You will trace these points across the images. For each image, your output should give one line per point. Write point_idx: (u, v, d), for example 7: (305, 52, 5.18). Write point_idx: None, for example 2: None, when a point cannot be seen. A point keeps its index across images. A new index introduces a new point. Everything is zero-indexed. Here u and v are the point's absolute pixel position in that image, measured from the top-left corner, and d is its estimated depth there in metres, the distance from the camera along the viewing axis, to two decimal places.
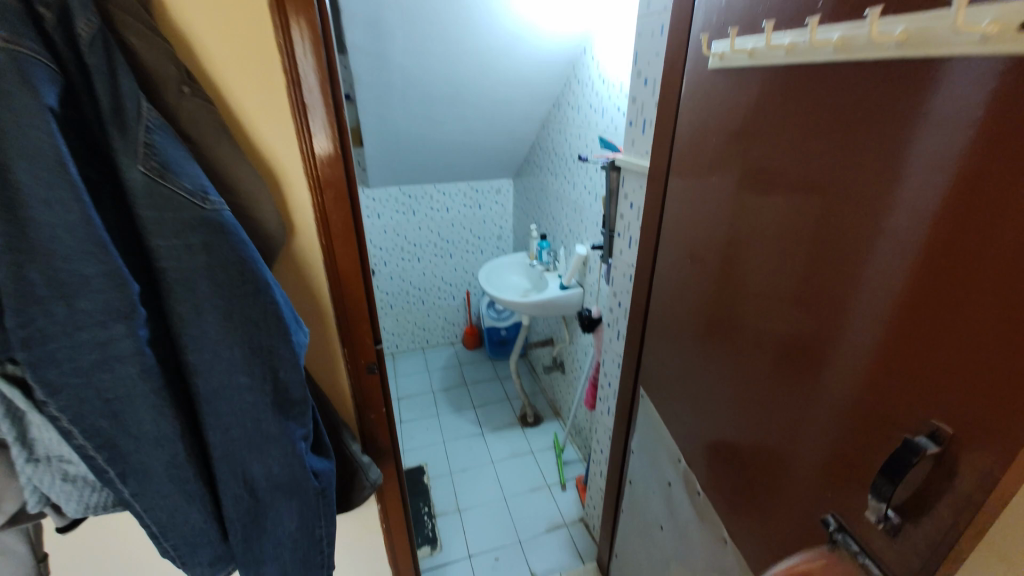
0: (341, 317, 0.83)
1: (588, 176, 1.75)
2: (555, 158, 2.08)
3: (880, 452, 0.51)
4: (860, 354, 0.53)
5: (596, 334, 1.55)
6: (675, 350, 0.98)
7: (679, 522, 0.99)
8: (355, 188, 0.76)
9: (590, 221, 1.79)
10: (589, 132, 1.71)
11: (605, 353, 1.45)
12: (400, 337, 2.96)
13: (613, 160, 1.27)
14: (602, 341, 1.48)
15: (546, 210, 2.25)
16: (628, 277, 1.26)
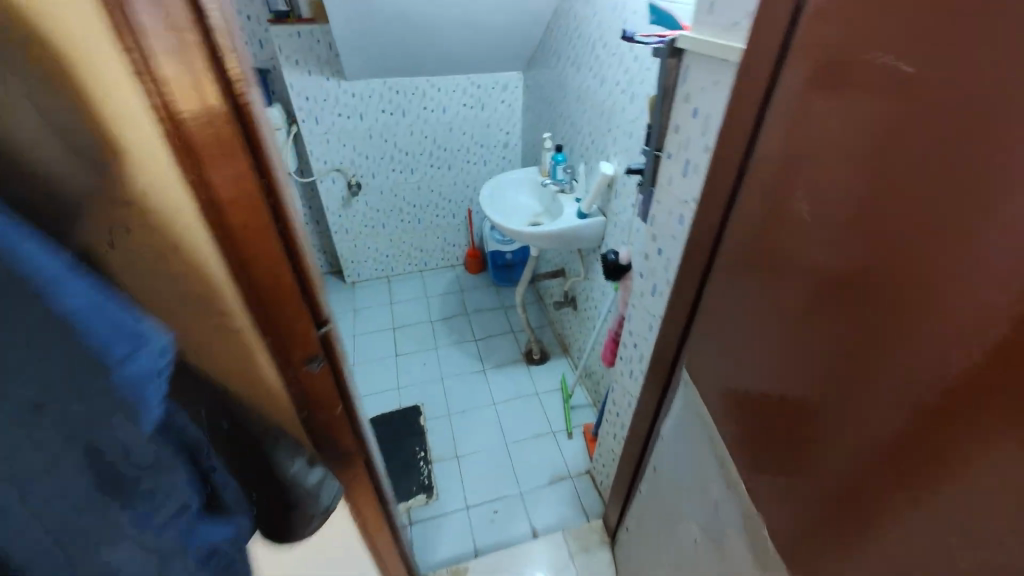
0: (253, 301, 0.53)
1: (625, 68, 1.31)
2: (578, 43, 1.59)
3: (977, 466, 0.35)
4: (975, 318, 0.35)
5: (622, 282, 1.25)
6: (728, 322, 0.71)
7: (720, 548, 0.80)
8: (235, 81, 0.42)
9: (622, 131, 1.38)
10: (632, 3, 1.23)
11: (633, 308, 1.17)
12: (396, 260, 2.68)
13: (672, 40, 0.85)
14: (629, 293, 1.19)
15: (563, 114, 1.81)
16: (679, 219, 0.92)
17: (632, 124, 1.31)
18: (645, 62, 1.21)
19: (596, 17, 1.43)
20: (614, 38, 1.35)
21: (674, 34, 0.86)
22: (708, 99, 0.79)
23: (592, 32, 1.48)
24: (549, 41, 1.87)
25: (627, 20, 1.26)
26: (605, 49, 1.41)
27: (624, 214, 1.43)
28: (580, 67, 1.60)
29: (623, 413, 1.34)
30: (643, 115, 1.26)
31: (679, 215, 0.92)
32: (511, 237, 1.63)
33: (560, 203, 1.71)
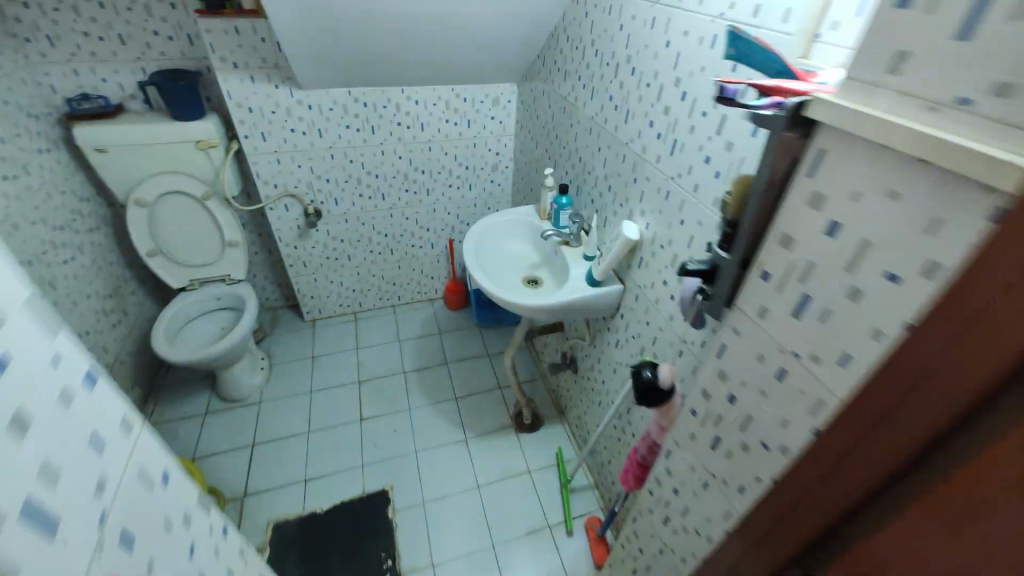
0: None
1: (664, 106, 0.97)
2: (593, 60, 1.24)
3: None
4: None
5: (662, 408, 0.89)
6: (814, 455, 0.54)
7: None
8: None
9: (654, 185, 1.05)
10: (679, 17, 0.89)
11: (676, 445, 0.85)
12: (365, 294, 2.31)
13: (787, 101, 0.51)
14: (673, 426, 0.86)
15: (568, 145, 1.47)
16: (778, 372, 0.59)
17: (672, 182, 0.98)
18: (698, 102, 0.87)
19: (622, 29, 1.09)
20: (649, 62, 1.00)
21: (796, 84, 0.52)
22: (867, 212, 0.46)
23: (614, 50, 1.13)
24: (551, 50, 1.52)
25: (670, 39, 0.92)
26: (633, 74, 1.07)
27: (656, 292, 1.10)
28: (595, 91, 1.25)
29: (650, 559, 1.02)
30: (689, 174, 0.93)
31: (776, 363, 0.59)
32: (504, 306, 1.28)
33: (565, 261, 1.38)
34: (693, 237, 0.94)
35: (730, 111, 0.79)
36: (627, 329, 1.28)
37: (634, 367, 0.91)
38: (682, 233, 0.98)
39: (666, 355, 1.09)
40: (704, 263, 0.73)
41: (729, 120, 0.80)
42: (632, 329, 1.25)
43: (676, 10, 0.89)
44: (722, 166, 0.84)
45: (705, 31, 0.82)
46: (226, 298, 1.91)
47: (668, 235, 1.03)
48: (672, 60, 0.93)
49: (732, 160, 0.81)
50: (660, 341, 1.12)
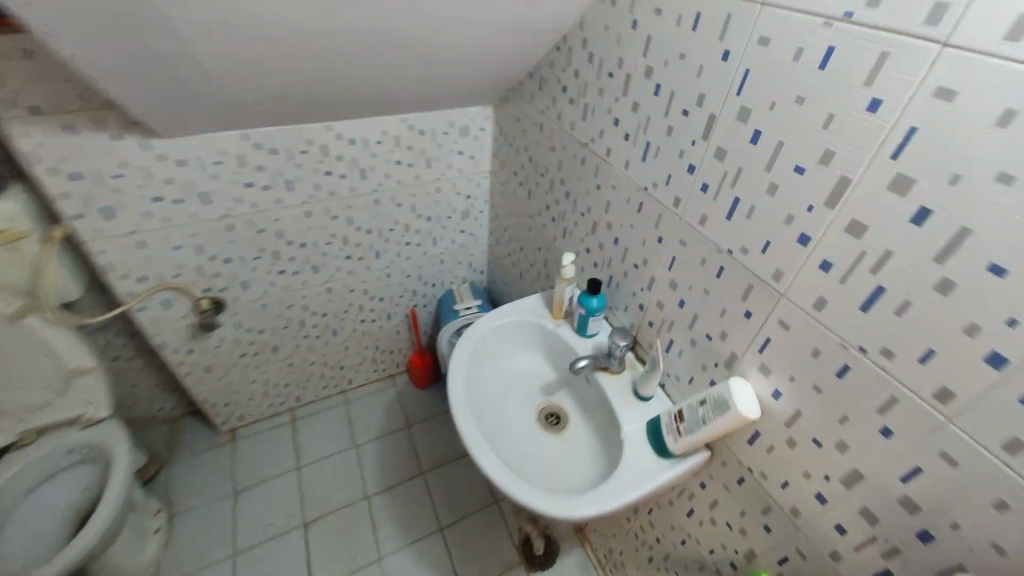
0: None
1: (847, 218, 0.51)
2: (647, 101, 0.75)
3: None
4: None
5: None
6: None
7: None
8: None
9: (805, 343, 0.60)
10: (923, 58, 0.41)
11: None
12: (303, 388, 1.72)
13: None
14: None
15: (594, 216, 0.98)
16: None
17: (859, 354, 0.54)
18: (975, 240, 0.41)
19: (728, 61, 0.59)
20: (806, 133, 0.52)
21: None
22: None
23: (705, 94, 0.64)
24: (551, 68, 1.00)
25: (884, 100, 0.44)
26: (758, 145, 0.58)
27: (797, 500, 0.67)
28: (652, 150, 0.77)
29: None
30: (919, 361, 0.48)
31: None
32: (552, 511, 0.75)
33: (608, 403, 0.91)
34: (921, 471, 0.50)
35: None
36: (718, 506, 0.85)
37: None
38: (886, 451, 0.53)
39: None
40: None
41: None
42: (732, 516, 0.82)
43: (911, 43, 0.41)
44: None
45: None
46: (83, 449, 1.27)
47: (840, 436, 0.58)
48: (885, 140, 0.45)
49: None
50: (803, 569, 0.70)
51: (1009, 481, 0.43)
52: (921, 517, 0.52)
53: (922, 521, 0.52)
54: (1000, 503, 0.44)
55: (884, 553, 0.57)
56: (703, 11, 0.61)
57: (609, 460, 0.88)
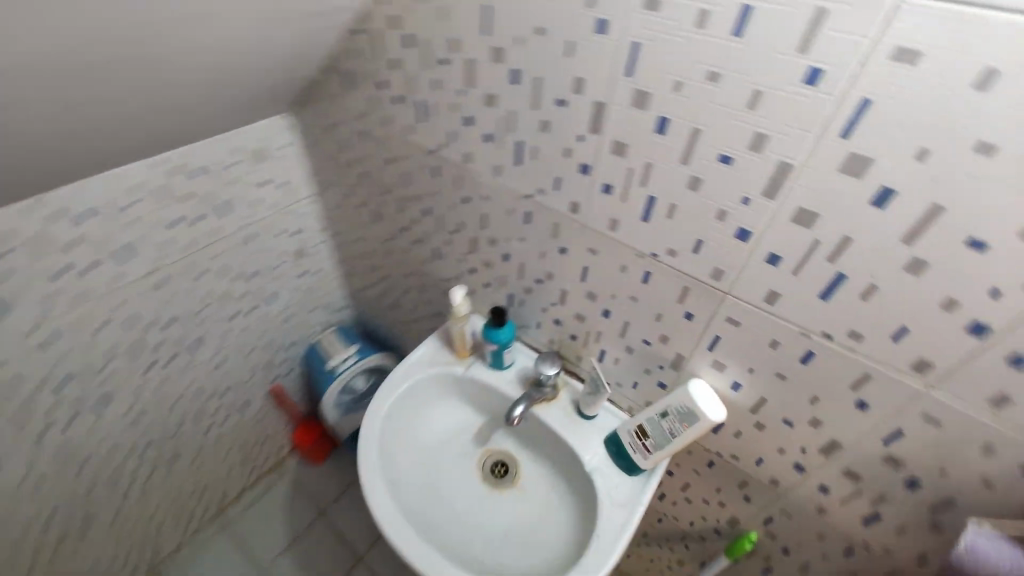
0: None
1: (793, 206, 0.43)
2: (504, 92, 0.58)
3: None
4: None
5: None
6: None
7: None
8: None
9: (759, 335, 0.55)
10: (875, 14, 0.32)
11: None
12: (158, 542, 1.27)
13: None
14: None
15: (470, 233, 0.81)
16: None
17: (823, 340, 0.50)
18: (949, 217, 0.36)
19: (608, 33, 0.46)
20: (727, 116, 0.43)
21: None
22: None
23: (583, 77, 0.50)
24: (353, 59, 0.75)
25: (826, 68, 0.36)
26: (667, 135, 0.48)
27: (773, 472, 0.67)
28: (526, 151, 0.62)
29: None
30: (891, 338, 0.45)
31: None
32: None
33: (558, 437, 0.81)
34: (901, 434, 0.50)
35: None
36: (688, 487, 0.83)
37: None
38: (860, 421, 0.52)
39: (810, 544, 0.71)
40: None
41: None
42: (705, 494, 0.81)
43: None
44: None
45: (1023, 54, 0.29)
46: None
47: (812, 415, 0.56)
48: (829, 118, 0.38)
49: None
50: (789, 525, 0.71)
51: (995, 432, 0.43)
52: (904, 472, 0.52)
53: (906, 473, 0.52)
54: (986, 450, 0.45)
55: (868, 503, 0.58)
56: None
57: (581, 497, 0.79)
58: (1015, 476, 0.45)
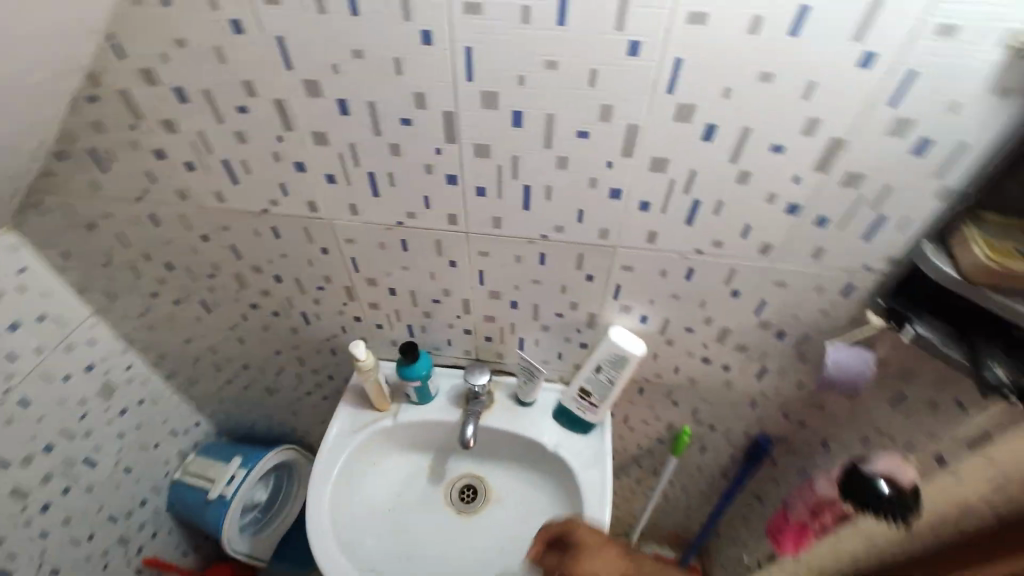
0: None
1: (649, 158, 0.50)
2: (336, 126, 0.52)
3: None
4: None
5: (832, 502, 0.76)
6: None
7: None
8: None
9: (650, 270, 0.63)
10: None
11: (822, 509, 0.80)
12: None
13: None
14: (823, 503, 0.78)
15: (342, 283, 0.72)
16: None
17: (697, 256, 0.60)
18: (757, 133, 0.47)
19: (436, 42, 0.44)
20: (572, 97, 0.46)
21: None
22: None
23: (423, 92, 0.48)
24: (101, 132, 0.57)
25: (643, 39, 0.42)
26: (525, 126, 0.49)
27: (689, 373, 0.79)
28: (382, 180, 0.57)
29: None
30: (742, 236, 0.56)
31: None
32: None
33: (512, 436, 0.82)
34: (765, 301, 0.64)
35: (854, 133, 0.45)
36: (628, 418, 0.94)
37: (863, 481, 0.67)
38: (738, 304, 0.65)
39: (726, 412, 0.87)
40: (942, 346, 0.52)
41: (852, 143, 0.46)
42: (642, 416, 0.92)
43: None
44: (832, 207, 0.52)
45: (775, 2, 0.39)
46: None
47: (704, 316, 0.68)
48: (657, 79, 0.44)
49: (857, 196, 0.50)
50: (709, 407, 0.86)
51: (818, 273, 0.59)
52: (773, 327, 0.68)
53: (775, 327, 0.67)
54: (817, 288, 0.61)
55: (758, 360, 0.74)
56: None
57: (553, 477, 0.82)
58: (836, 298, 0.62)
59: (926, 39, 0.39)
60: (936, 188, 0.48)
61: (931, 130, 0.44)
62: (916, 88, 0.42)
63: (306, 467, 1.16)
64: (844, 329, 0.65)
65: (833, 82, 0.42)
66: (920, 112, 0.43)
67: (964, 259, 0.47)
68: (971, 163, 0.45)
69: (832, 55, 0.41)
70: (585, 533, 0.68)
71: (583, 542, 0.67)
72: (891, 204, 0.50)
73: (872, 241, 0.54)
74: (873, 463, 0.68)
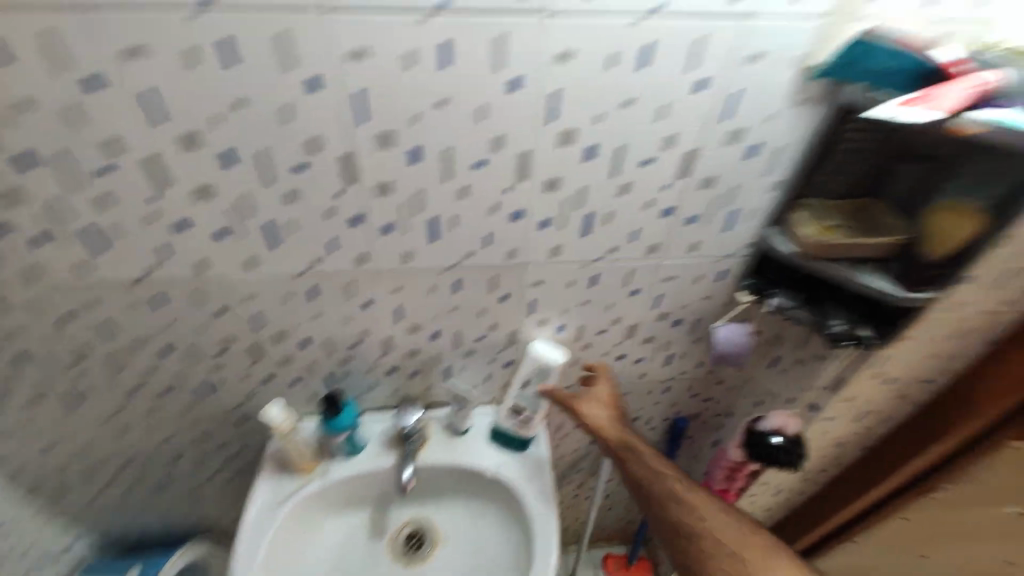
0: None
1: (542, 180, 0.55)
2: (219, 179, 0.48)
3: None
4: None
5: (738, 456, 0.87)
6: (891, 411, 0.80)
7: None
8: None
9: (560, 282, 0.67)
10: (537, 30, 0.43)
11: (734, 467, 0.90)
12: None
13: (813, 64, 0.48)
14: (733, 461, 0.89)
15: (245, 344, 0.66)
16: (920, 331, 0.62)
17: (598, 263, 0.66)
18: (628, 151, 0.54)
19: (323, 89, 0.44)
20: (465, 132, 0.49)
21: (988, 76, 0.42)
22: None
23: (314, 137, 0.47)
24: None
25: (522, 76, 0.46)
26: (423, 162, 0.51)
27: (608, 372, 0.85)
28: (280, 230, 0.54)
29: (754, 512, 1.10)
30: (631, 240, 0.64)
31: (929, 337, 0.65)
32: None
33: (453, 468, 0.81)
34: (659, 294, 0.72)
35: (704, 144, 0.54)
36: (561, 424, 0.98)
37: (767, 438, 0.76)
38: (639, 301, 0.73)
39: (645, 402, 0.95)
40: (796, 302, 0.64)
41: (703, 153, 0.55)
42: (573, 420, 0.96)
43: (521, 20, 0.42)
44: (698, 207, 0.61)
45: (627, 43, 0.45)
46: None
47: (612, 316, 0.74)
48: (538, 109, 0.49)
49: (714, 196, 0.60)
50: (631, 399, 0.93)
51: (696, 264, 0.68)
52: (670, 316, 0.76)
53: (671, 315, 0.76)
54: (698, 276, 0.70)
55: (663, 347, 0.82)
56: (230, 35, 0.40)
57: (498, 501, 0.82)
58: (714, 283, 0.72)
59: (743, 67, 0.48)
60: (770, 182, 0.59)
61: (758, 137, 0.54)
62: (743, 105, 0.51)
63: (223, 559, 1.02)
64: (724, 308, 0.76)
65: (681, 105, 0.50)
66: (749, 124, 0.53)
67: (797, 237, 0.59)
68: (791, 159, 0.56)
69: (678, 83, 0.49)
70: (602, 389, 0.78)
71: (597, 393, 0.78)
72: (741, 199, 0.61)
73: (732, 231, 0.64)
74: (764, 420, 0.78)
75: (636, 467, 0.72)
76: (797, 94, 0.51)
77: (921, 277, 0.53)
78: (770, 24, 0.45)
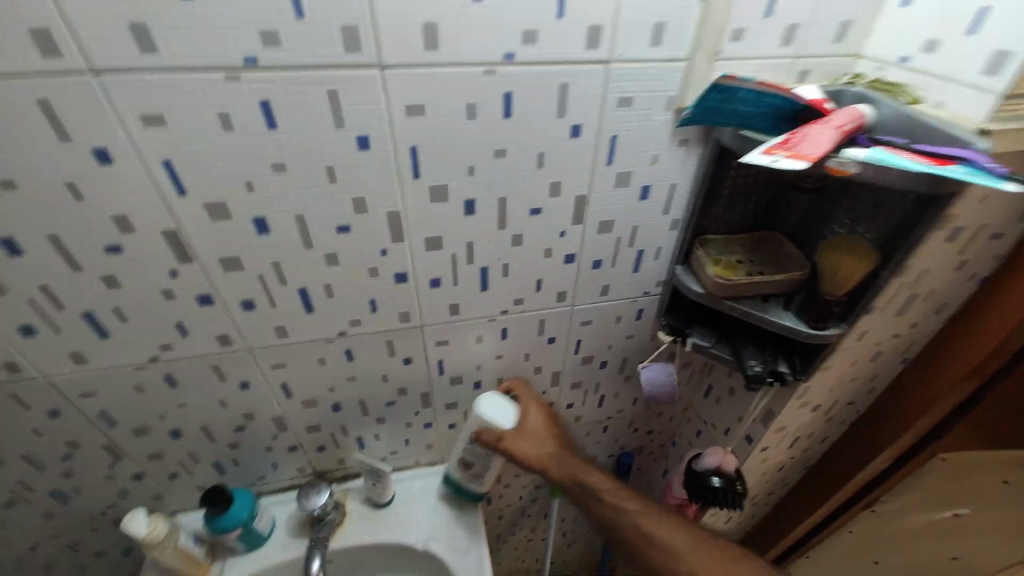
0: None
1: (422, 238, 0.49)
2: (12, 269, 0.40)
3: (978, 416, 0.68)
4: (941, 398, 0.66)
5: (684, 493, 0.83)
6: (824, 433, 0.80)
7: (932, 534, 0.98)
8: None
9: (465, 339, 0.62)
10: (372, 85, 0.38)
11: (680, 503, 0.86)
12: None
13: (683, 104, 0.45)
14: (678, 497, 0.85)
15: (99, 444, 0.57)
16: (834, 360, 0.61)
17: (503, 316, 0.61)
18: (510, 202, 0.49)
19: (121, 161, 0.37)
20: (319, 196, 0.43)
21: (861, 108, 0.42)
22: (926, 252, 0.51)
23: (126, 214, 0.40)
24: None
25: (370, 134, 0.41)
26: (274, 232, 0.45)
27: None
28: (109, 318, 0.46)
29: None
30: (535, 290, 0.59)
31: (845, 364, 0.64)
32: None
33: (375, 547, 0.72)
34: (577, 339, 0.68)
35: (592, 189, 0.51)
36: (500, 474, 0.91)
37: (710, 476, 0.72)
38: (557, 348, 0.68)
39: (585, 443, 0.90)
40: (716, 343, 0.61)
41: (592, 198, 0.52)
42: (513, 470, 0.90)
43: (350, 77, 0.37)
44: (600, 251, 0.57)
45: (481, 93, 0.41)
46: None
47: (531, 366, 0.69)
48: (397, 167, 0.44)
49: (615, 239, 0.56)
50: None
51: (609, 306, 0.65)
52: (594, 359, 0.72)
53: (594, 358, 0.72)
54: (615, 318, 0.67)
55: (591, 390, 0.78)
56: None
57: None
58: (633, 323, 0.68)
59: (613, 110, 0.45)
60: (668, 221, 0.56)
61: (646, 178, 0.51)
62: (622, 147, 0.48)
63: None
64: (648, 346, 0.72)
65: (557, 152, 0.47)
66: (633, 167, 0.50)
67: (702, 276, 0.56)
68: (684, 197, 0.54)
69: (548, 131, 0.45)
70: (533, 417, 0.67)
71: (528, 425, 0.66)
72: (643, 239, 0.57)
73: (640, 271, 0.61)
74: (704, 457, 0.74)
75: (587, 498, 0.66)
76: (675, 133, 0.48)
77: (823, 311, 0.51)
78: (630, 67, 0.42)
